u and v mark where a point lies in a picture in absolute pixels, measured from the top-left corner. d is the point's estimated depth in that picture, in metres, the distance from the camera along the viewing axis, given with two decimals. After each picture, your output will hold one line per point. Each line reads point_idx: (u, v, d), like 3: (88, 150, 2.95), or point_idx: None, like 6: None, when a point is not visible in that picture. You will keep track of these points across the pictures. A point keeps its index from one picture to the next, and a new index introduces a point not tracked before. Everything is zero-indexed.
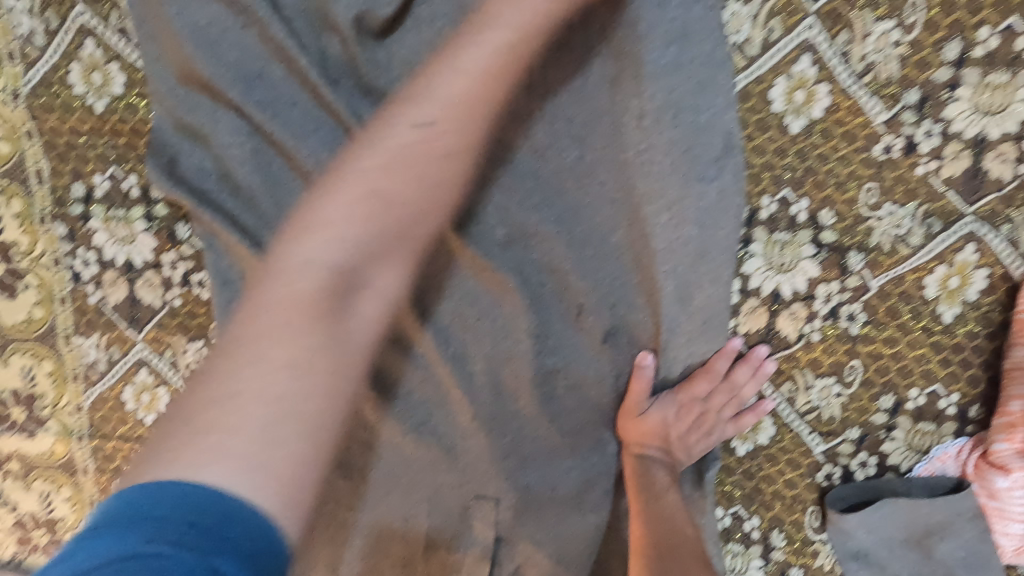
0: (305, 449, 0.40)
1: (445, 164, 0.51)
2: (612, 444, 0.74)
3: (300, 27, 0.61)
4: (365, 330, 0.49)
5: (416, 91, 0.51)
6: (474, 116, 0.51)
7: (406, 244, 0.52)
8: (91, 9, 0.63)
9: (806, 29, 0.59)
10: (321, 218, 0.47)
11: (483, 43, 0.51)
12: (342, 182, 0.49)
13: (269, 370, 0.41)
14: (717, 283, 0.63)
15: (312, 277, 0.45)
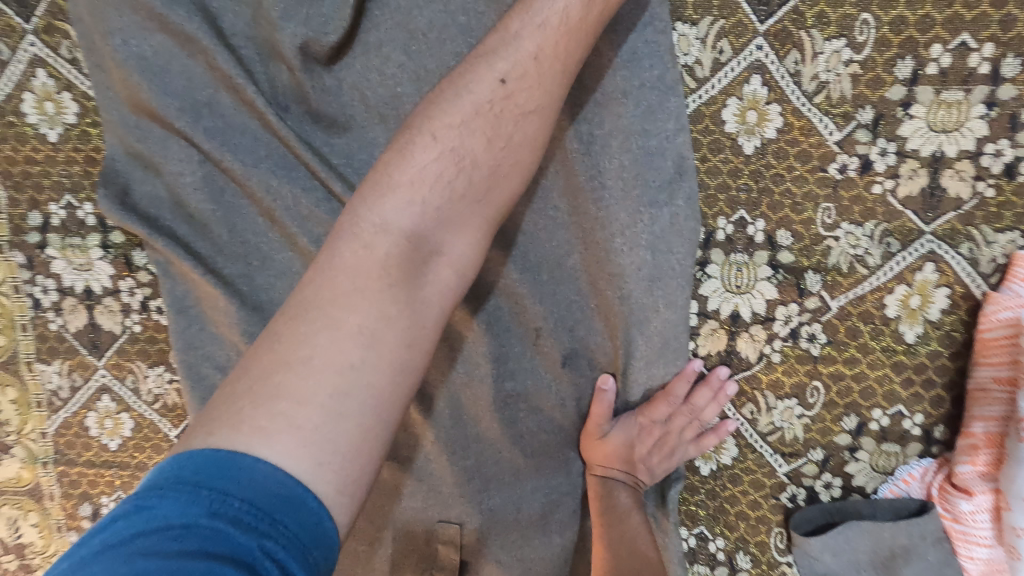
0: (369, 423, 0.38)
1: (513, 127, 0.46)
2: (577, 464, 0.73)
3: (251, 58, 0.61)
4: (446, 298, 0.44)
5: (490, 52, 0.47)
6: (551, 76, 0.47)
7: (490, 207, 0.47)
8: (41, 40, 0.64)
9: (756, 49, 0.59)
10: (409, 178, 0.43)
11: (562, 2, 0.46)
12: (423, 141, 0.44)
13: (336, 340, 0.39)
14: (673, 308, 0.62)
15: (388, 246, 0.42)
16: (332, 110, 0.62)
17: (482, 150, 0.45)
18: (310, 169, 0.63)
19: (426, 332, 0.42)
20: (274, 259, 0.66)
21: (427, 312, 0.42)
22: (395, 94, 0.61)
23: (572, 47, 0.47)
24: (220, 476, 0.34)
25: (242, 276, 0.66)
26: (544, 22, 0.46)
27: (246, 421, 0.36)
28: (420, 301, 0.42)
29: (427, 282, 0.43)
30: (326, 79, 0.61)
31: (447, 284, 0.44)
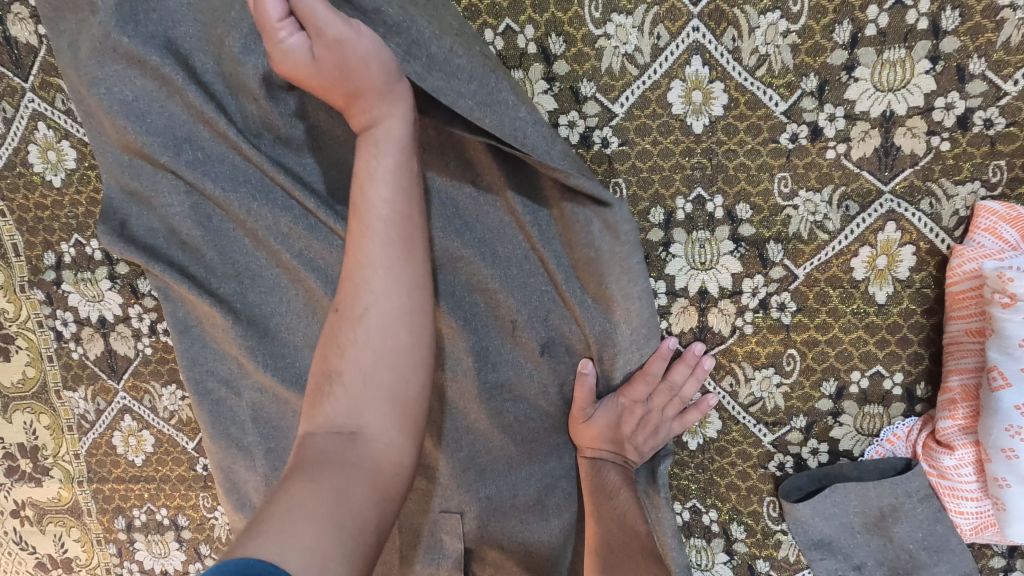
0: (325, 545, 0.43)
1: (389, 301, 0.55)
2: (568, 449, 0.75)
3: (221, 90, 0.66)
4: (384, 451, 0.52)
5: (350, 261, 0.56)
6: (403, 247, 0.55)
7: (388, 379, 0.54)
8: (39, 96, 0.71)
9: (692, 31, 0.61)
10: (319, 392, 0.54)
11: (378, 191, 0.54)
12: (329, 356, 0.55)
13: (283, 504, 0.47)
14: (636, 293, 0.65)
15: (322, 439, 0.52)
16: (301, 132, 0.67)
17: (370, 333, 0.54)
18: (284, 188, 0.67)
19: (365, 480, 0.49)
20: (263, 275, 0.71)
21: (364, 467, 0.50)
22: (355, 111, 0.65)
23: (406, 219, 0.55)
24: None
25: (236, 294, 0.71)
26: (378, 212, 0.54)
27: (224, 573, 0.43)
28: (354, 462, 0.50)
29: (359, 448, 0.51)
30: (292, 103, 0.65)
31: (381, 443, 0.52)
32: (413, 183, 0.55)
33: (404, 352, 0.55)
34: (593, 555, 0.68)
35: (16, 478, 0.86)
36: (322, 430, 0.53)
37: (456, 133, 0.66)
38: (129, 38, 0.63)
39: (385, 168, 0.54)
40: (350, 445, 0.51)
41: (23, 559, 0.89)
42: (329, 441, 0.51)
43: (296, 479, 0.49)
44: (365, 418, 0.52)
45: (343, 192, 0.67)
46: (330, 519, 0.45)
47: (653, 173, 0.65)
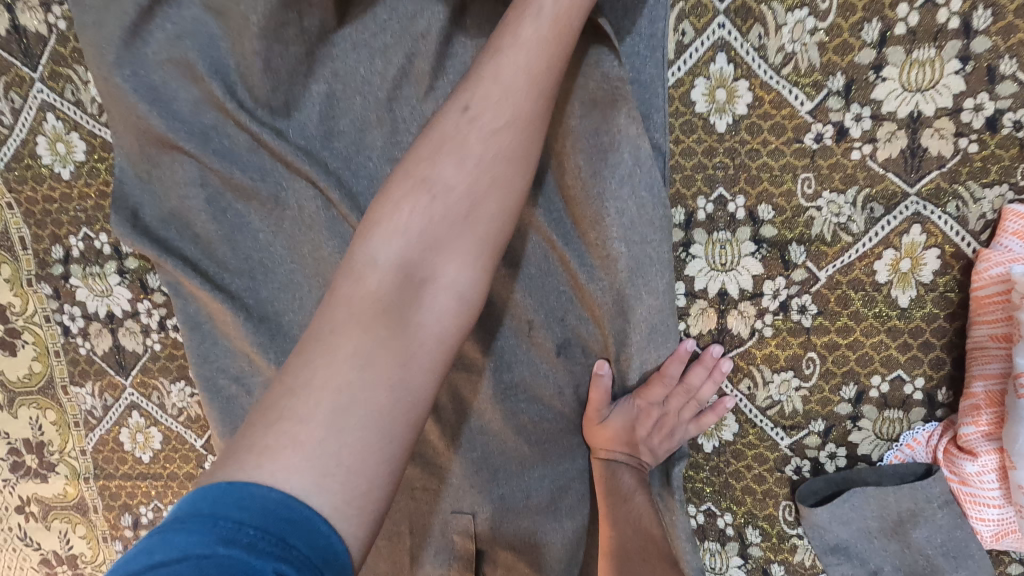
0: (373, 438, 0.40)
1: (496, 149, 0.49)
2: (582, 450, 0.75)
3: (239, 82, 0.65)
4: (449, 321, 0.45)
5: (472, 87, 0.50)
6: (521, 103, 0.50)
7: (472, 239, 0.47)
8: (48, 86, 0.69)
9: (718, 28, 0.60)
10: (389, 218, 0.46)
11: (531, 28, 0.50)
12: (417, 177, 0.48)
13: (333, 367, 0.41)
14: (655, 294, 0.64)
15: (383, 275, 0.44)
16: (325, 124, 0.67)
17: (471, 175, 0.48)
18: (308, 178, 0.67)
19: (426, 354, 0.43)
20: (276, 271, 0.71)
21: (426, 331, 0.44)
22: (381, 102, 0.66)
23: (533, 73, 0.50)
24: (218, 502, 0.36)
25: (249, 290, 0.71)
26: (519, 51, 0.50)
27: (253, 447, 0.39)
28: (417, 324, 0.44)
29: (423, 308, 0.44)
30: (315, 94, 0.66)
31: (446, 305, 0.45)
32: (562, 44, 0.50)
33: (499, 208, 0.49)
34: (607, 557, 0.68)
35: (22, 474, 0.85)
36: (385, 267, 0.45)
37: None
38: (163, 28, 0.64)
39: (546, 15, 0.50)
40: (414, 302, 0.44)
41: (28, 555, 0.88)
42: (392, 285, 0.44)
43: (351, 328, 0.43)
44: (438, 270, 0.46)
45: (368, 182, 0.68)
46: (381, 416, 0.41)
47: (675, 173, 0.65)
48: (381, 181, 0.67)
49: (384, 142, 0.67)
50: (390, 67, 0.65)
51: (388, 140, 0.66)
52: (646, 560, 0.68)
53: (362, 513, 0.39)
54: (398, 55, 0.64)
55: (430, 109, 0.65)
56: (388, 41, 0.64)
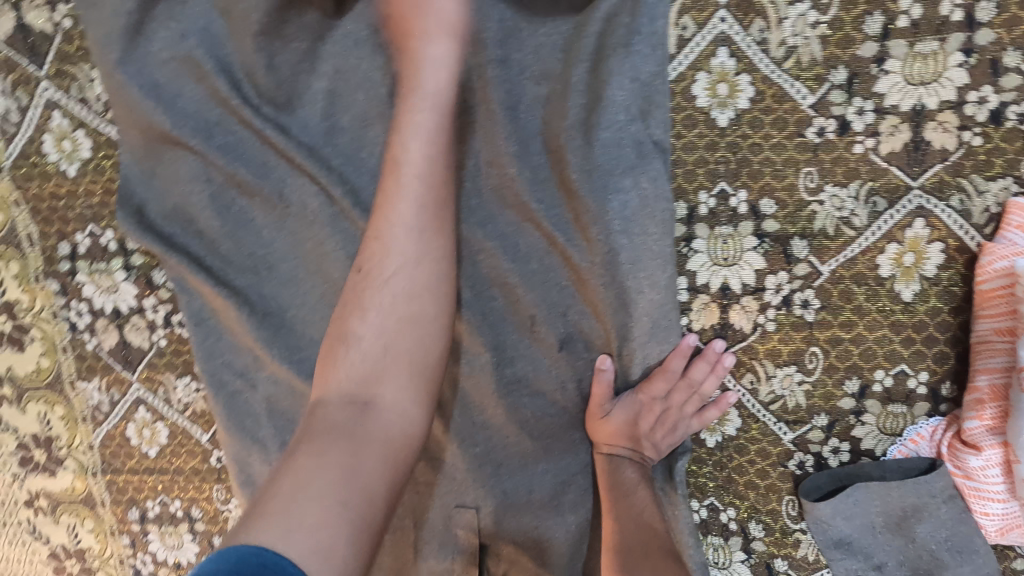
0: (337, 510, 0.48)
1: (414, 271, 0.61)
2: (585, 445, 0.75)
3: (245, 80, 0.66)
4: (398, 425, 0.56)
5: (378, 225, 0.61)
6: (426, 228, 0.61)
7: (403, 356, 0.59)
8: (54, 84, 0.70)
9: (720, 21, 0.60)
10: (340, 362, 0.58)
11: (412, 156, 0.61)
12: (346, 324, 0.60)
13: (292, 470, 0.50)
14: (657, 288, 0.64)
15: (333, 407, 0.55)
16: (327, 121, 0.67)
17: (393, 299, 0.60)
18: (310, 174, 0.68)
19: (377, 448, 0.53)
20: (279, 266, 0.71)
21: (377, 435, 0.54)
22: (383, 98, 0.66)
23: (429, 202, 0.61)
24: (218, 562, 0.42)
25: (252, 286, 0.72)
26: (412, 178, 0.61)
27: (232, 536, 0.47)
28: (366, 429, 0.54)
29: (367, 419, 0.55)
30: (317, 92, 0.66)
31: (392, 414, 0.56)
32: (438, 164, 0.62)
33: (416, 334, 0.60)
34: (611, 555, 0.68)
35: (31, 468, 0.86)
36: (333, 400, 0.56)
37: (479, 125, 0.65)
38: (167, 27, 0.65)
39: (422, 139, 0.61)
40: (359, 415, 0.55)
41: (36, 549, 0.89)
42: (340, 411, 0.55)
43: (313, 441, 0.52)
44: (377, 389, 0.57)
45: (370, 177, 0.68)
46: (340, 490, 0.49)
47: (677, 167, 0.64)
48: (382, 176, 0.67)
49: (387, 138, 0.67)
50: (393, 62, 0.65)
51: (390, 136, 0.67)
52: (652, 560, 0.67)
53: (337, 564, 0.45)
54: (401, 51, 0.65)
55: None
56: (390, 37, 0.65)
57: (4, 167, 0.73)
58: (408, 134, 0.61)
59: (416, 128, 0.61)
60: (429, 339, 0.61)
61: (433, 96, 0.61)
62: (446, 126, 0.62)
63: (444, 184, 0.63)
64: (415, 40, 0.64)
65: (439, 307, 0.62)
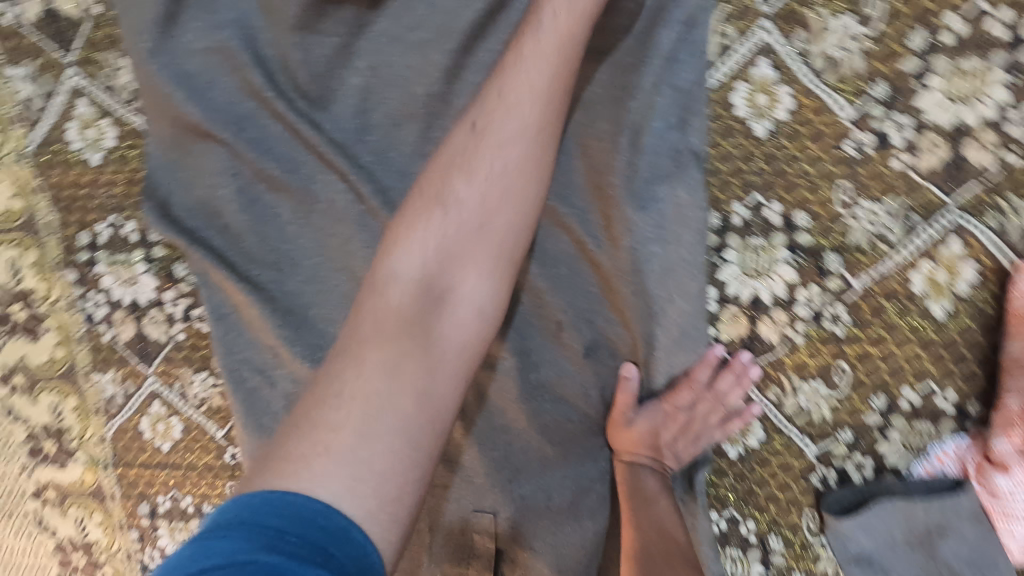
0: (402, 450, 0.41)
1: (513, 149, 0.50)
2: (604, 452, 0.74)
3: (281, 74, 0.66)
4: (470, 331, 0.47)
5: (496, 82, 0.51)
6: (540, 118, 0.50)
7: (490, 246, 0.49)
8: (82, 72, 0.69)
9: (762, 31, 0.60)
10: (410, 234, 0.48)
11: (547, 22, 0.51)
12: (441, 184, 0.49)
13: (359, 380, 0.43)
14: (688, 297, 0.63)
15: (403, 288, 0.46)
16: (359, 119, 0.66)
17: (489, 184, 0.49)
18: (340, 173, 0.67)
19: (448, 365, 0.45)
20: (304, 264, 0.70)
21: (449, 343, 0.46)
22: (416, 97, 0.65)
23: (543, 85, 0.50)
24: (257, 511, 0.38)
25: (274, 282, 0.71)
26: (541, 44, 0.51)
27: (290, 460, 0.41)
28: (439, 335, 0.46)
29: (441, 320, 0.46)
30: (350, 89, 0.65)
31: (470, 314, 0.48)
32: (575, 37, 0.51)
33: (517, 214, 0.50)
34: (629, 562, 0.66)
35: (40, 459, 0.84)
36: (405, 275, 0.47)
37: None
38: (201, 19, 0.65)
39: (557, 9, 0.51)
40: (434, 312, 0.46)
41: (42, 541, 0.88)
42: (412, 299, 0.46)
43: (376, 341, 0.44)
44: (457, 280, 0.48)
45: (399, 177, 0.67)
46: (410, 424, 0.42)
47: (713, 177, 0.64)
48: (411, 176, 0.66)
49: (418, 137, 0.66)
50: (427, 61, 0.64)
51: (422, 135, 0.66)
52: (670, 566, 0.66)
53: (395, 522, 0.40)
54: (436, 51, 0.64)
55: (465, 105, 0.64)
56: (426, 35, 0.64)
57: (25, 154, 0.72)
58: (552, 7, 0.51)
59: None
60: (518, 233, 0.51)
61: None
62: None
63: (572, 67, 0.52)
64: (451, 40, 0.63)
65: (536, 201, 0.52)
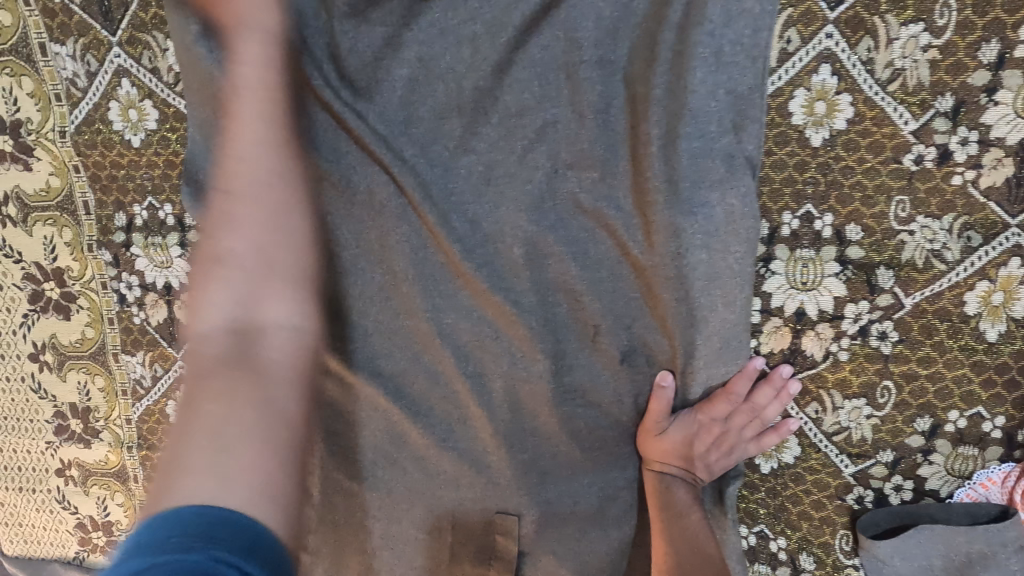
0: (265, 449, 0.56)
1: (272, 217, 0.67)
2: (633, 460, 0.73)
3: (329, 63, 0.65)
4: (288, 355, 0.68)
5: (227, 165, 0.67)
6: (275, 181, 0.67)
7: (281, 285, 0.69)
8: (126, 51, 0.69)
9: (825, 37, 0.58)
10: (212, 293, 0.66)
11: (248, 102, 0.66)
12: (215, 255, 0.66)
13: (195, 423, 0.54)
14: (731, 306, 0.63)
15: (217, 340, 0.64)
16: (404, 111, 0.65)
17: (253, 242, 0.66)
18: (382, 165, 0.66)
19: (275, 378, 0.65)
20: (340, 255, 0.70)
21: (276, 362, 0.66)
22: (465, 91, 0.64)
23: (280, 148, 0.67)
24: (153, 529, 0.42)
25: (311, 272, 0.71)
26: (249, 128, 0.67)
27: (152, 491, 0.48)
28: (263, 359, 0.65)
29: (262, 352, 0.65)
30: (397, 80, 0.64)
31: (282, 340, 0.68)
32: (285, 114, 0.66)
33: (297, 259, 0.69)
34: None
35: (66, 437, 0.85)
36: (213, 331, 0.65)
37: (562, 125, 0.63)
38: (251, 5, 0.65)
39: (252, 104, 0.66)
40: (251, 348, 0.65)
41: (63, 518, 0.88)
42: (225, 348, 0.64)
43: (212, 377, 0.60)
44: (272, 312, 0.68)
45: (441, 172, 0.66)
46: (251, 450, 0.55)
47: (765, 185, 0.62)
48: (455, 171, 0.66)
49: (462, 132, 0.65)
50: (478, 56, 0.63)
51: (467, 130, 0.65)
52: None
53: (265, 509, 0.50)
54: (487, 45, 0.63)
55: (513, 101, 0.63)
56: (478, 29, 0.63)
57: (66, 132, 0.72)
58: (235, 93, 0.66)
59: (250, 75, 0.66)
60: (298, 273, 0.70)
61: (244, 62, 0.65)
62: (282, 67, 0.66)
63: (289, 139, 0.67)
64: (503, 34, 0.62)
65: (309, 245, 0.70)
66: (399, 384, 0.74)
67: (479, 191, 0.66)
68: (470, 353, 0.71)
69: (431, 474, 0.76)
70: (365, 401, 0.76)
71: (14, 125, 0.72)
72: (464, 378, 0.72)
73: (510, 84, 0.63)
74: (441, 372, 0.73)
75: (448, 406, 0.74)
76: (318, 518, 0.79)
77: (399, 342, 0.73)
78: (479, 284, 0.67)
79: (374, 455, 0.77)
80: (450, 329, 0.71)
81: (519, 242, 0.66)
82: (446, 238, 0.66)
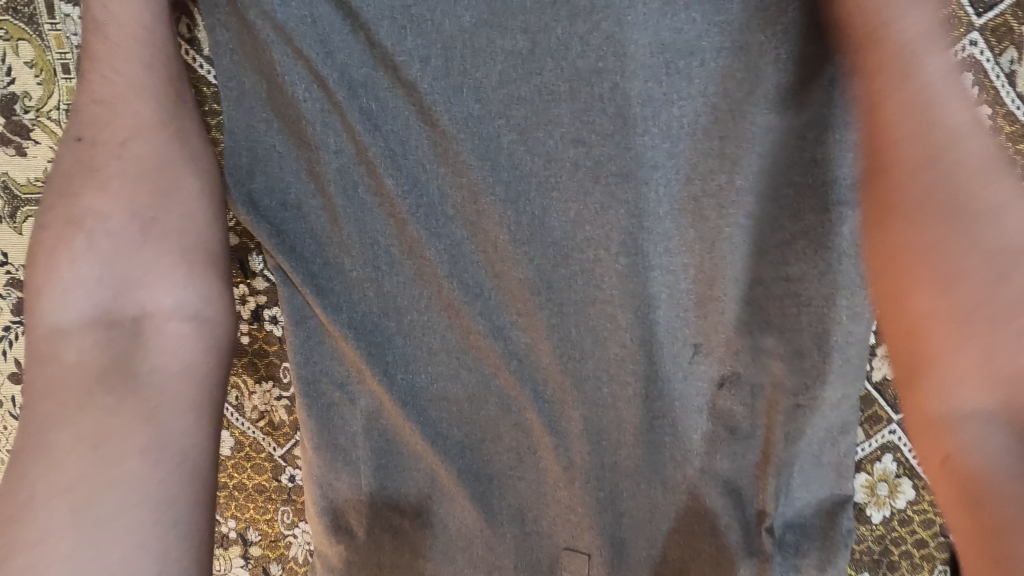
0: (141, 508, 0.48)
1: (135, 151, 0.56)
2: (724, 517, 0.64)
3: (416, 31, 0.55)
4: (180, 356, 0.54)
5: (96, 101, 0.56)
6: (168, 118, 0.57)
7: (168, 255, 0.55)
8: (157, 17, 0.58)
9: (970, 45, 0.55)
10: (59, 279, 0.53)
11: (112, 24, 0.57)
12: (61, 232, 0.54)
13: (60, 466, 0.47)
14: (857, 321, 0.59)
15: (81, 337, 0.52)
16: (506, 91, 0.56)
17: (135, 192, 0.55)
18: (460, 162, 0.59)
19: (159, 384, 0.52)
20: (404, 263, 0.62)
21: (154, 364, 0.53)
22: (579, 72, 0.55)
23: (167, 88, 0.58)
24: None
25: (371, 280, 0.62)
26: (114, 53, 0.57)
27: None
28: (142, 362, 0.52)
29: (149, 342, 0.53)
30: (498, 53, 0.55)
31: (172, 333, 0.54)
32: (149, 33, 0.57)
33: (188, 211, 0.56)
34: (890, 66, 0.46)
35: None
36: (75, 326, 0.52)
37: (688, 121, 0.56)
38: None
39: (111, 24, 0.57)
40: (135, 342, 0.53)
41: None
42: (100, 341, 0.52)
43: (75, 396, 0.50)
44: (152, 296, 0.55)
45: (544, 162, 0.57)
46: (138, 482, 0.48)
47: None
48: (548, 170, 0.58)
49: (572, 119, 0.56)
50: (596, 31, 0.53)
51: (579, 116, 0.56)
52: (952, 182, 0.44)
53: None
54: (613, 20, 0.53)
55: (637, 89, 0.55)
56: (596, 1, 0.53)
57: (73, 111, 0.60)
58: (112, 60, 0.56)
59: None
60: (200, 226, 0.57)
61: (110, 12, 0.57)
62: None
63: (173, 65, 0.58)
64: (629, 9, 0.53)
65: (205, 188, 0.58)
66: (463, 411, 0.66)
67: (584, 190, 0.58)
68: (546, 377, 0.64)
69: (491, 513, 0.67)
70: (420, 433, 0.66)
71: (4, 100, 0.60)
72: (539, 406, 0.64)
73: (632, 69, 0.54)
74: (515, 400, 0.65)
75: (517, 435, 0.66)
76: (357, 565, 0.69)
77: (466, 364, 0.65)
78: (565, 298, 0.61)
79: (428, 490, 0.68)
80: (528, 354, 0.63)
81: (614, 252, 0.59)
82: (536, 248, 0.60)
